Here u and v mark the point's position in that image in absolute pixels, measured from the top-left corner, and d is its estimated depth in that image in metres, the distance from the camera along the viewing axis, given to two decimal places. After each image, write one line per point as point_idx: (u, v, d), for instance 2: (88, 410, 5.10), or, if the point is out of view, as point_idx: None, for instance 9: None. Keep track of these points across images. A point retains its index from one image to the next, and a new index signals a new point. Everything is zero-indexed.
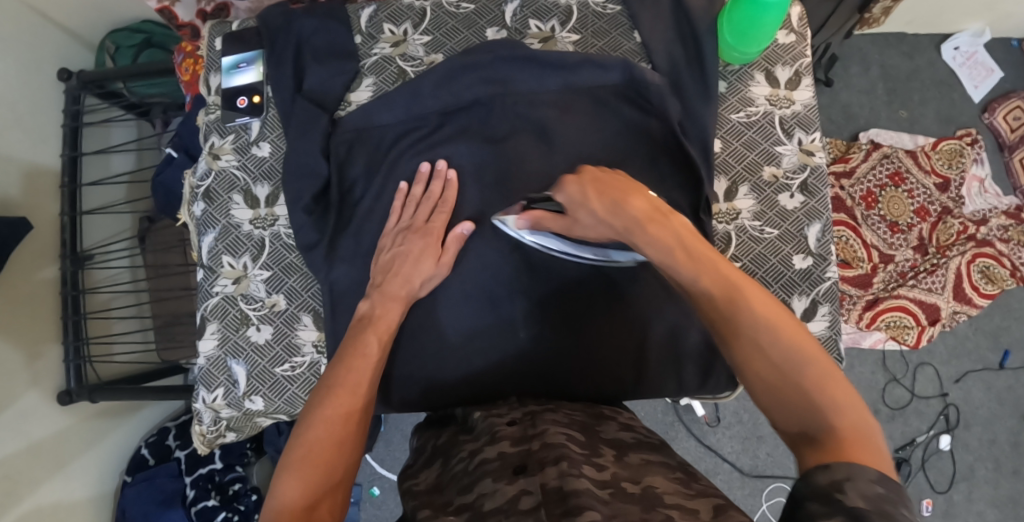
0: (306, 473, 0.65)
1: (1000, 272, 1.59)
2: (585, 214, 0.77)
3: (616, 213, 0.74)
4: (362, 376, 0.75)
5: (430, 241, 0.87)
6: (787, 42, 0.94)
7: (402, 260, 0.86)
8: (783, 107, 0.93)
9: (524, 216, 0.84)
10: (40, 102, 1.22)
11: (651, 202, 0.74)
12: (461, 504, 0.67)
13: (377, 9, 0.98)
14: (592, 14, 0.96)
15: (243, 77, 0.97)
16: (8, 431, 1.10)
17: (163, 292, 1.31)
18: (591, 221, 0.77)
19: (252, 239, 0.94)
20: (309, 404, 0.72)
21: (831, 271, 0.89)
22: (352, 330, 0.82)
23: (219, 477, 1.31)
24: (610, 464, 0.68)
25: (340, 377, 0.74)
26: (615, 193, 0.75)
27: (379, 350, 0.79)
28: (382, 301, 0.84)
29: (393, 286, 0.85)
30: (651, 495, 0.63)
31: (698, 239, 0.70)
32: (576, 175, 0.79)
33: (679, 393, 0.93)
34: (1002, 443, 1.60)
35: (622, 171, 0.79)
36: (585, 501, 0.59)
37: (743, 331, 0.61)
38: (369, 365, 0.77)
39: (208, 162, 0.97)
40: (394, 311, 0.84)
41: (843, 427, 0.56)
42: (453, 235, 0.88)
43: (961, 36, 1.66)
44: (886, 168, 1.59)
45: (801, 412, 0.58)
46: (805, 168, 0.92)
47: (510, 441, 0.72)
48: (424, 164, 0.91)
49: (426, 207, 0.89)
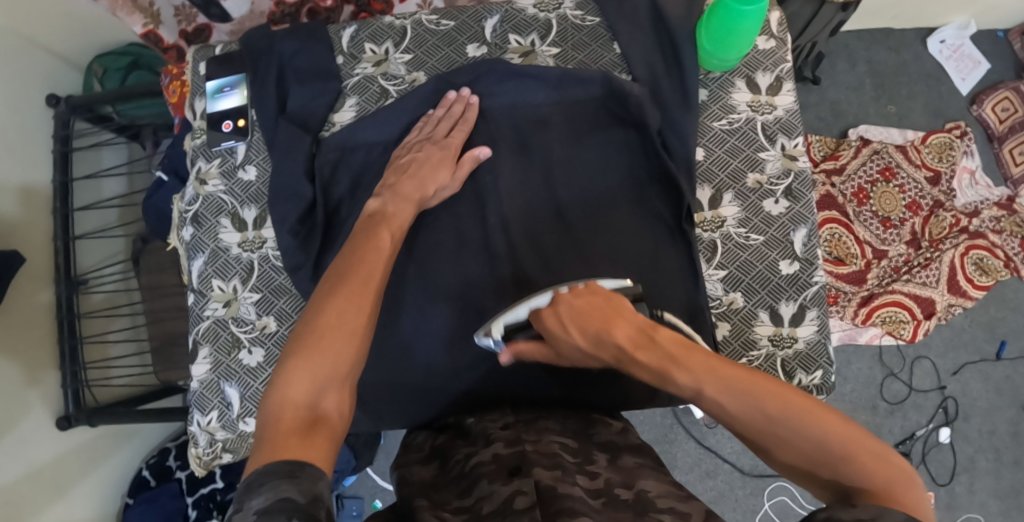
0: (317, 365, 0.65)
1: (994, 264, 1.60)
2: (570, 350, 0.74)
3: (599, 343, 0.71)
4: (375, 269, 0.73)
5: (448, 154, 0.88)
6: (767, 47, 0.95)
7: (421, 165, 0.86)
8: (765, 113, 0.93)
9: (507, 353, 0.78)
10: (30, 127, 1.22)
11: (633, 324, 0.70)
12: (458, 506, 0.67)
13: (358, 28, 0.99)
14: (571, 26, 0.97)
15: (227, 101, 0.98)
16: (9, 458, 1.10)
17: (159, 313, 1.31)
18: (576, 354, 0.74)
19: (241, 262, 0.95)
20: (318, 291, 0.71)
21: (817, 275, 0.90)
22: (363, 225, 0.79)
23: (220, 496, 1.31)
24: (602, 470, 0.69)
25: (352, 269, 0.72)
26: (597, 323, 0.71)
27: (392, 245, 0.78)
28: (395, 201, 0.83)
29: (407, 188, 0.85)
30: (644, 501, 0.64)
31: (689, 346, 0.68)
32: (552, 307, 0.75)
33: (670, 404, 0.93)
34: (1002, 434, 1.61)
35: (589, 289, 0.74)
36: (578, 506, 0.60)
37: (752, 424, 0.62)
38: (382, 258, 0.75)
39: (195, 187, 0.97)
40: (407, 210, 0.83)
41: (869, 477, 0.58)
42: (469, 156, 0.89)
43: (947, 30, 1.66)
44: (876, 163, 1.59)
45: (828, 478, 0.60)
46: (789, 174, 0.92)
47: (503, 443, 0.73)
48: (450, 91, 0.92)
49: (445, 124, 0.90)
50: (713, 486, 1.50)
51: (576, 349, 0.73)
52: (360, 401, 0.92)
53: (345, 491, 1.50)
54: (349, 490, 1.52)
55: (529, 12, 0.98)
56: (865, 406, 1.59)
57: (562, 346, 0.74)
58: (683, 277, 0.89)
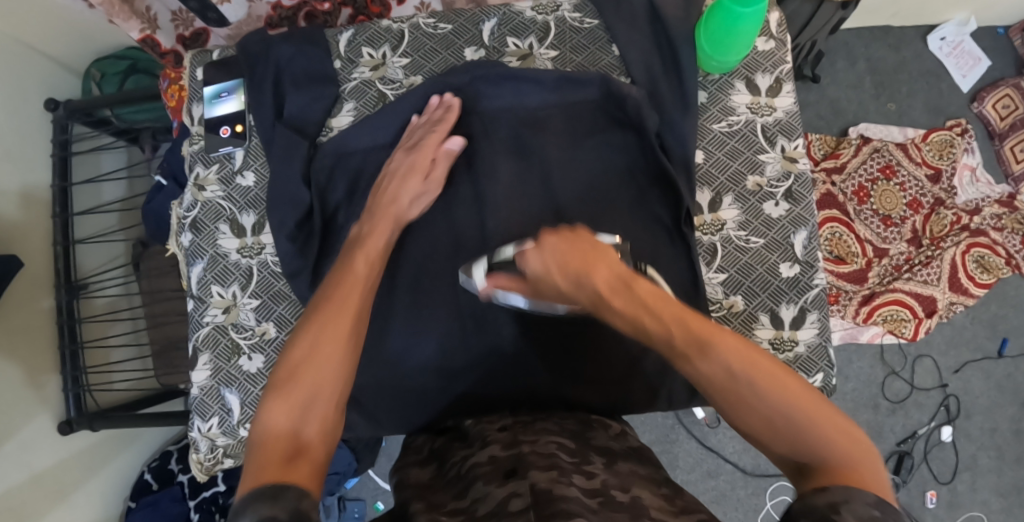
0: (292, 395, 0.66)
1: (995, 261, 1.59)
2: (549, 288, 0.75)
3: (580, 286, 0.72)
4: (349, 297, 0.74)
5: (418, 159, 0.87)
6: (766, 48, 0.94)
7: (392, 180, 0.87)
8: (765, 115, 0.93)
9: (489, 284, 0.80)
10: (28, 132, 1.22)
11: (615, 271, 0.72)
12: (453, 507, 0.66)
13: (355, 32, 0.98)
14: (569, 29, 0.96)
15: (225, 107, 0.97)
16: (10, 463, 1.10)
17: (160, 317, 1.31)
18: (556, 293, 0.75)
19: (240, 268, 0.94)
20: (298, 325, 0.72)
21: (818, 277, 0.89)
22: (343, 251, 0.81)
23: (222, 499, 1.30)
24: (599, 471, 0.69)
25: (329, 298, 0.74)
26: (579, 266, 0.72)
27: (369, 272, 0.78)
28: (372, 221, 0.84)
29: (382, 205, 0.86)
30: (639, 506, 0.64)
31: (667, 302, 0.69)
32: (537, 243, 0.74)
33: (670, 407, 0.93)
34: (1004, 431, 1.60)
35: (577, 233, 0.74)
36: (573, 507, 0.59)
37: (721, 378, 0.64)
38: (360, 285, 0.76)
39: (193, 193, 0.97)
40: (383, 229, 0.83)
41: (829, 451, 0.59)
42: (441, 153, 0.88)
43: (947, 27, 1.65)
44: (877, 162, 1.59)
45: (787, 447, 0.61)
46: (789, 176, 0.92)
47: (500, 445, 0.73)
48: (433, 97, 0.91)
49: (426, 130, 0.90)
50: (715, 486, 1.50)
51: (556, 288, 0.74)
52: (360, 406, 0.92)
53: (347, 493, 1.51)
54: (351, 493, 1.52)
55: (527, 14, 0.97)
56: (866, 405, 1.59)
57: (544, 284, 0.74)
58: (683, 280, 0.89)
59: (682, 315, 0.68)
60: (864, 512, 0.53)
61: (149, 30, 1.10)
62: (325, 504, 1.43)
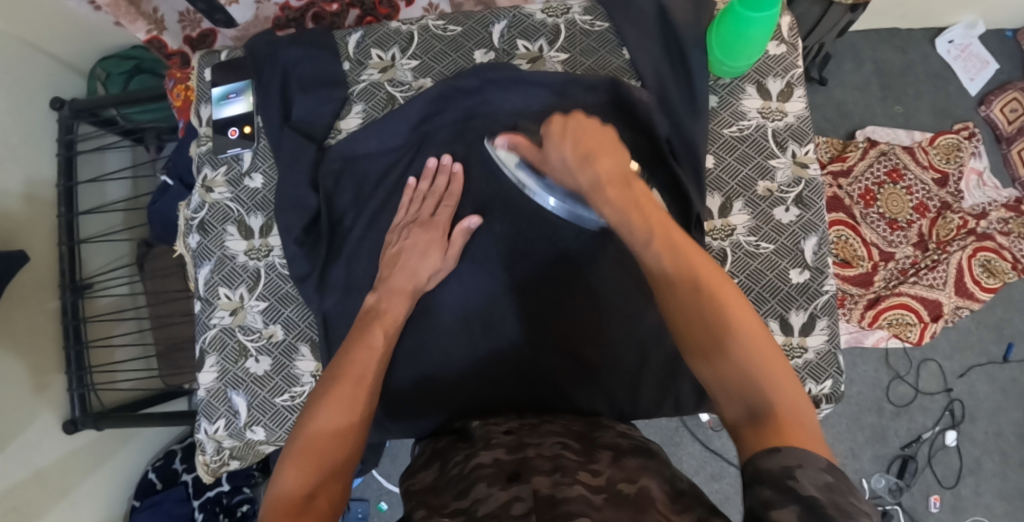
0: (308, 461, 0.67)
1: (1001, 266, 1.58)
2: (554, 156, 0.80)
3: (582, 166, 0.77)
4: (366, 367, 0.76)
5: (435, 234, 0.88)
6: (777, 53, 0.94)
7: (409, 253, 0.87)
8: (775, 120, 0.92)
9: (503, 137, 0.85)
10: (35, 131, 1.22)
11: (619, 164, 0.77)
12: (456, 508, 0.66)
13: (364, 34, 0.98)
14: (579, 32, 0.96)
15: (233, 108, 0.97)
16: (12, 463, 1.10)
17: (165, 318, 1.31)
18: (557, 162, 0.80)
19: (247, 270, 0.94)
20: (311, 396, 0.73)
21: (828, 284, 0.89)
22: (358, 322, 0.82)
23: (226, 500, 1.30)
24: (605, 468, 0.68)
25: (344, 368, 0.75)
26: (590, 146, 0.77)
27: (385, 343, 0.80)
28: (389, 295, 0.85)
29: (399, 280, 0.86)
30: (645, 499, 0.64)
31: (659, 210, 0.73)
32: (563, 117, 0.79)
33: (678, 412, 0.93)
34: (1008, 436, 1.60)
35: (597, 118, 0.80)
36: (575, 508, 0.60)
37: (693, 298, 0.66)
38: (374, 356, 0.78)
39: (201, 194, 0.96)
40: (401, 303, 0.85)
41: (777, 399, 0.60)
42: (458, 230, 0.89)
43: (955, 29, 1.65)
44: (883, 165, 1.58)
45: (739, 382, 0.62)
46: (799, 182, 0.91)
47: (504, 448, 0.73)
48: (432, 160, 0.91)
49: (431, 202, 0.90)
50: (719, 489, 1.50)
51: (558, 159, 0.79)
52: None
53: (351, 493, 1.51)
54: (355, 493, 1.52)
55: (537, 17, 0.97)
56: (870, 409, 1.59)
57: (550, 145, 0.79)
58: None
59: (669, 224, 0.72)
60: (816, 478, 0.54)
61: (156, 31, 1.08)
62: None
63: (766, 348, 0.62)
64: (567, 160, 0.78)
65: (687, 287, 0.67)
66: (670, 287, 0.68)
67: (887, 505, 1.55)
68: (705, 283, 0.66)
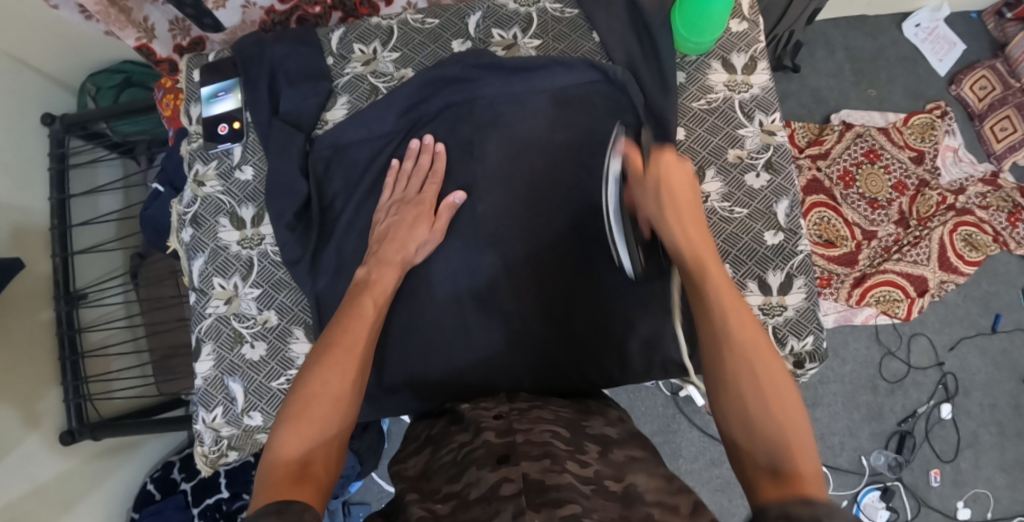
0: (302, 426, 0.70)
1: (983, 239, 1.62)
2: (641, 186, 0.83)
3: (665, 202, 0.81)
4: (359, 334, 0.79)
5: (422, 210, 0.92)
6: (740, 29, 0.98)
7: (396, 228, 0.91)
8: (741, 92, 0.96)
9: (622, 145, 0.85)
10: (28, 147, 1.25)
11: (690, 213, 0.81)
12: (448, 492, 0.69)
13: (346, 30, 1.02)
14: (551, 19, 1.00)
15: (222, 106, 1.01)
16: (10, 475, 1.11)
17: (159, 325, 1.36)
18: (642, 190, 0.83)
19: (241, 260, 0.97)
20: (307, 364, 0.76)
21: (802, 244, 0.92)
22: (348, 295, 0.85)
23: (225, 507, 1.31)
24: (593, 461, 0.70)
25: (337, 337, 0.78)
26: (675, 189, 0.82)
27: (374, 313, 0.83)
28: (378, 267, 0.88)
29: (388, 251, 0.89)
30: (633, 494, 0.66)
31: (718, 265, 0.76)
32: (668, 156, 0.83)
33: (666, 377, 0.94)
34: (1003, 407, 1.62)
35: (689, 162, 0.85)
36: (566, 494, 0.62)
37: (741, 349, 0.68)
38: (365, 323, 0.81)
39: (193, 189, 1.00)
40: (390, 275, 0.88)
41: (801, 463, 0.62)
42: (444, 204, 0.93)
43: (921, 13, 1.70)
44: (860, 147, 1.62)
45: (765, 435, 0.64)
46: (768, 148, 0.95)
47: (494, 432, 0.73)
48: (413, 141, 0.95)
49: (416, 179, 0.94)
50: (720, 474, 1.49)
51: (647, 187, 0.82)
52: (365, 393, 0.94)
53: (351, 497, 1.52)
54: (356, 497, 1.53)
55: (510, 6, 1.01)
56: (865, 387, 1.60)
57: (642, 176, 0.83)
58: None
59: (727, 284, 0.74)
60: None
61: (145, 38, 1.13)
62: (329, 508, 1.43)
63: (796, 414, 0.65)
64: (653, 188, 0.82)
65: (740, 337, 0.69)
66: (721, 334, 0.70)
67: (887, 481, 1.56)
68: (754, 342, 0.68)
